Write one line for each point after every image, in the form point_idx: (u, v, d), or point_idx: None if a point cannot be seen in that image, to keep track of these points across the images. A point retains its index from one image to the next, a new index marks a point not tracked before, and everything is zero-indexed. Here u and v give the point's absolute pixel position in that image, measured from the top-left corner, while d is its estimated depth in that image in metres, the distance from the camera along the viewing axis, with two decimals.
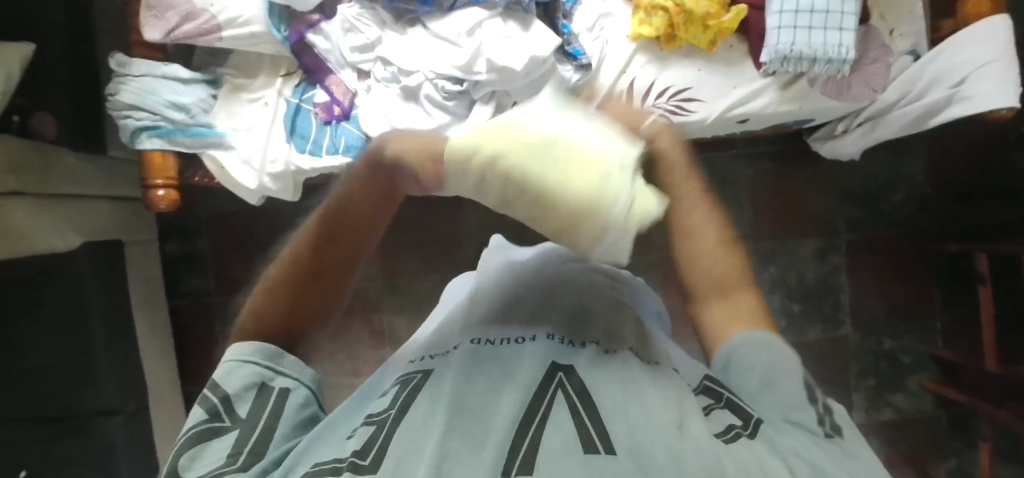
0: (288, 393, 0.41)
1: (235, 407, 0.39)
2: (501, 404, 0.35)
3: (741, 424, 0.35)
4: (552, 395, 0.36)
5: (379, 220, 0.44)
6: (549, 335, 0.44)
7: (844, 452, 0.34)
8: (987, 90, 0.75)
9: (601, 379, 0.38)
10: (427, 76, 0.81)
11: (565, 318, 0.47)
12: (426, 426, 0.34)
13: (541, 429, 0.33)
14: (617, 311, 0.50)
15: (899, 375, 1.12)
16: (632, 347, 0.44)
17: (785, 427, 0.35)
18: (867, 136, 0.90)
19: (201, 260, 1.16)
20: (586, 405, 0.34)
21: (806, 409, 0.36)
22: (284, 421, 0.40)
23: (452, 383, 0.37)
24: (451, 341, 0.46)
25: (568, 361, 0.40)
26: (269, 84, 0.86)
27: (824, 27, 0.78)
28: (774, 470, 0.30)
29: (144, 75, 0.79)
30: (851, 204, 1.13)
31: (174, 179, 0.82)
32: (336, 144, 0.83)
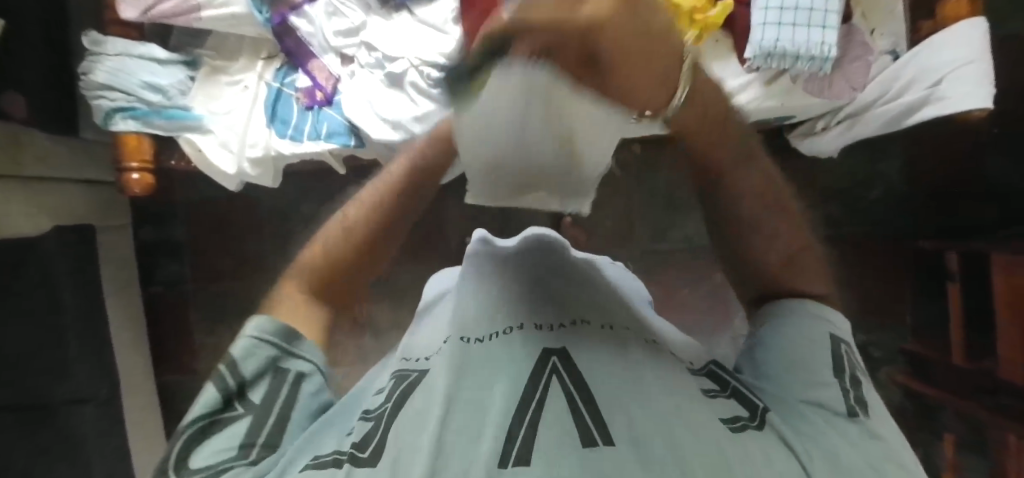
0: (302, 381, 0.41)
1: (248, 395, 0.39)
2: (495, 394, 0.36)
3: (748, 416, 0.37)
4: (546, 383, 0.36)
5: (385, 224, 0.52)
6: (537, 324, 0.44)
7: (863, 434, 0.36)
8: (964, 90, 0.77)
9: (596, 368, 0.38)
10: (412, 63, 0.79)
11: (554, 303, 0.47)
12: (423, 420, 0.35)
13: (539, 418, 0.33)
14: (607, 300, 0.50)
15: (870, 367, 1.15)
16: (624, 328, 0.45)
17: (799, 418, 0.37)
18: (844, 135, 0.92)
19: (175, 246, 1.13)
20: (581, 393, 0.35)
21: (833, 387, 0.39)
22: (297, 409, 0.40)
23: (446, 372, 0.38)
24: (441, 337, 0.47)
25: (561, 345, 0.40)
26: (249, 68, 0.84)
27: (808, 24, 0.79)
28: (780, 465, 0.32)
29: (119, 54, 0.77)
30: (828, 201, 1.16)
31: (149, 162, 0.80)
32: (318, 129, 0.82)
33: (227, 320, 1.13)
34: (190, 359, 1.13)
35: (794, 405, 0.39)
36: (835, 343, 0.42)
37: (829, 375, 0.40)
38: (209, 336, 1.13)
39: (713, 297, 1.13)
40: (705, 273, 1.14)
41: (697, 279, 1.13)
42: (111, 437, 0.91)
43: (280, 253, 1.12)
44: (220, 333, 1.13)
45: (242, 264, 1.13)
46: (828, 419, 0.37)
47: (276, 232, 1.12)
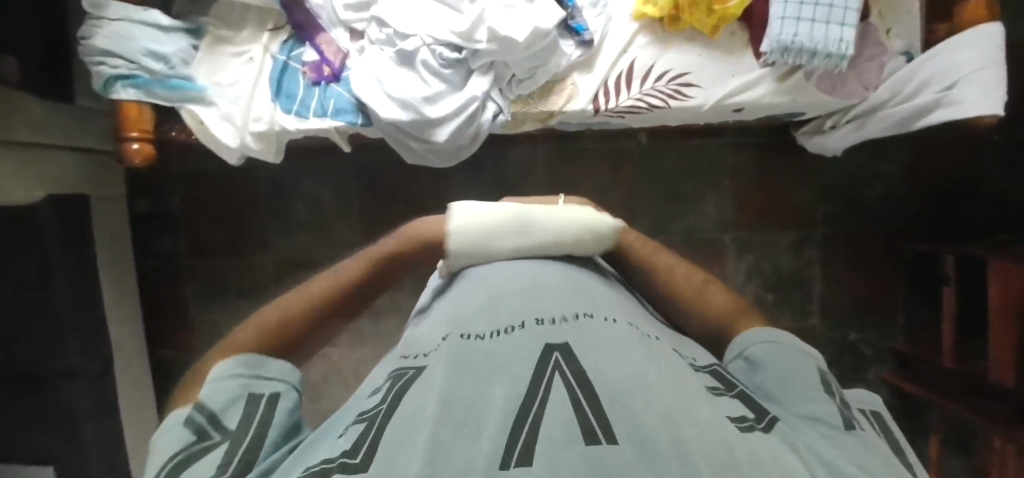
0: (275, 400, 0.41)
1: (222, 421, 0.38)
2: (495, 396, 0.35)
3: (755, 418, 0.36)
4: (549, 380, 0.35)
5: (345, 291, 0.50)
6: (539, 319, 0.43)
7: (862, 444, 0.36)
8: (975, 97, 0.76)
9: (600, 365, 0.37)
10: (424, 41, 0.77)
11: (554, 297, 0.46)
12: (418, 419, 0.33)
13: (539, 417, 0.32)
14: (605, 293, 0.49)
15: (861, 366, 1.17)
16: (626, 324, 0.44)
17: (805, 431, 0.37)
18: (852, 134, 0.94)
19: (171, 220, 1.11)
20: (585, 390, 0.34)
21: (827, 401, 0.40)
22: (273, 426, 0.39)
23: (444, 372, 0.38)
24: (441, 332, 0.46)
25: (563, 342, 0.39)
26: (255, 39, 0.82)
27: (827, 20, 0.78)
28: (786, 460, 0.31)
29: (121, 19, 0.73)
30: (830, 199, 1.16)
31: (150, 133, 0.77)
32: (324, 106, 0.81)
33: (223, 296, 1.11)
34: (183, 334, 1.11)
35: (795, 420, 0.39)
36: (822, 374, 0.44)
37: (822, 391, 0.41)
38: (204, 312, 1.11)
39: None
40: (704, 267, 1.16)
41: None
42: (104, 410, 0.91)
43: (279, 229, 1.10)
44: (214, 309, 1.11)
45: (237, 239, 1.11)
46: (825, 430, 0.38)
47: (273, 207, 1.10)
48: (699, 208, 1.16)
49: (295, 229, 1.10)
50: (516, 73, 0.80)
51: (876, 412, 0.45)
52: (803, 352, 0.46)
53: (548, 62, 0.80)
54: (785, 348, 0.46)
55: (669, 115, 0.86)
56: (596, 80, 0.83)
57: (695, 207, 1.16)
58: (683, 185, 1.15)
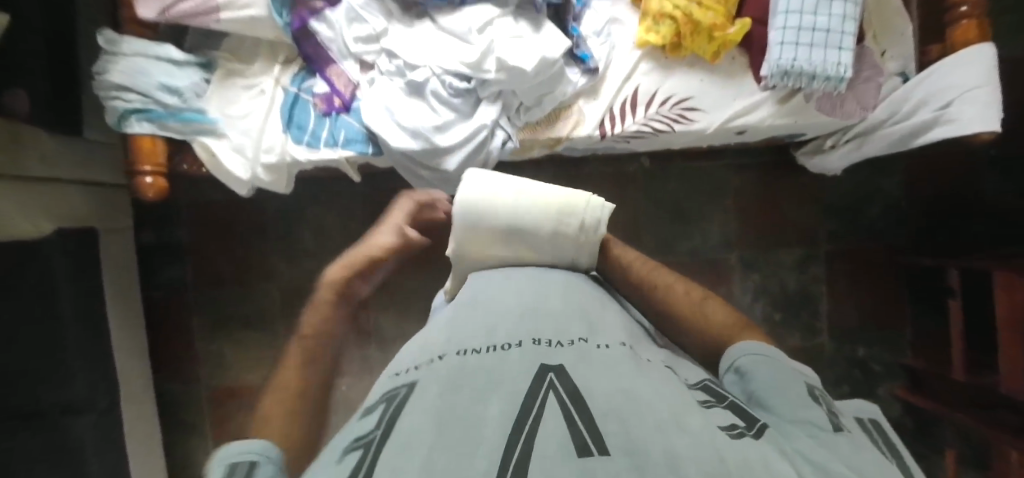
0: (257, 464, 0.40)
1: None
2: (490, 413, 0.35)
3: (745, 426, 0.37)
4: (543, 398, 0.35)
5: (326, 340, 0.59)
6: (535, 341, 0.43)
7: (852, 443, 0.37)
8: (971, 115, 0.79)
9: (593, 382, 0.37)
10: (434, 71, 0.78)
11: (550, 322, 0.46)
12: (413, 439, 0.33)
13: (533, 431, 0.32)
14: (602, 316, 0.50)
15: (870, 382, 1.18)
16: (620, 347, 0.44)
17: (794, 434, 0.37)
18: (853, 153, 0.96)
19: (177, 251, 1.10)
20: (579, 406, 0.34)
21: (817, 408, 0.40)
22: None
23: (440, 392, 0.38)
24: (436, 349, 0.46)
25: (558, 363, 0.40)
26: (266, 71, 0.83)
27: (824, 45, 0.80)
28: (778, 466, 0.31)
29: (136, 54, 0.74)
30: (831, 216, 1.18)
31: (163, 166, 0.77)
32: (335, 136, 0.82)
33: (230, 327, 1.10)
34: (189, 366, 1.10)
35: (790, 425, 0.39)
36: (812, 387, 0.44)
37: (811, 398, 0.41)
38: (211, 344, 1.10)
39: None
40: (710, 287, 1.17)
41: None
42: (109, 446, 0.89)
43: (286, 258, 1.10)
44: (220, 340, 1.10)
45: (244, 269, 1.10)
46: (816, 433, 0.37)
47: (280, 236, 1.10)
48: (703, 228, 1.17)
49: (302, 258, 1.10)
50: (524, 100, 0.82)
51: (874, 420, 0.45)
52: (796, 367, 0.47)
53: (554, 90, 0.81)
54: (771, 359, 0.47)
55: (674, 138, 0.87)
56: (602, 106, 0.85)
57: (700, 227, 1.17)
58: (687, 206, 1.17)
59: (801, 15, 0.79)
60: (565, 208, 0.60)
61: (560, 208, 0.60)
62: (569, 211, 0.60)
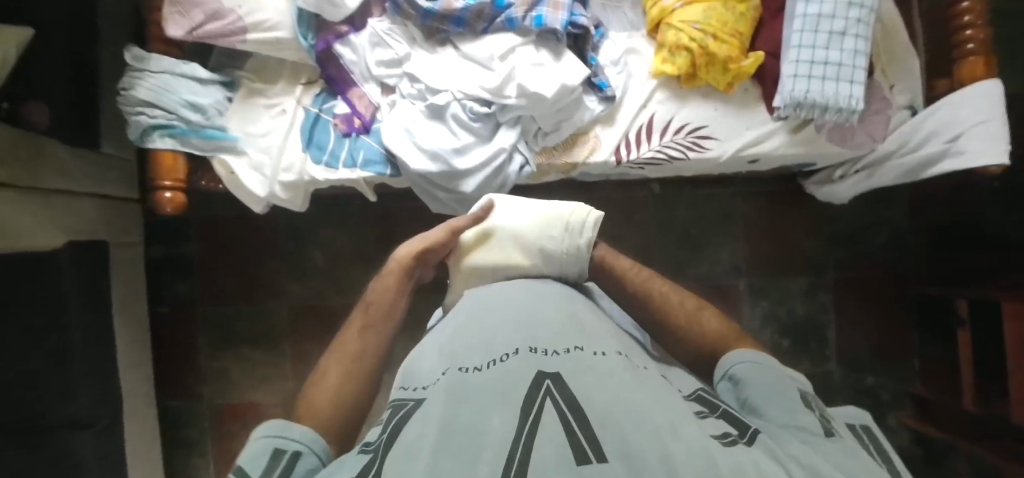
0: (299, 456, 0.42)
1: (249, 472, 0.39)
2: (492, 421, 0.35)
3: (738, 433, 0.37)
4: (541, 405, 0.36)
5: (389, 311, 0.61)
6: (532, 348, 0.43)
7: (844, 451, 0.36)
8: (979, 147, 0.81)
9: (590, 389, 0.38)
10: (455, 96, 0.80)
11: (547, 328, 0.46)
12: (417, 450, 0.34)
13: (535, 439, 0.33)
14: (600, 326, 0.50)
15: (879, 410, 1.18)
16: (617, 353, 0.44)
17: (788, 440, 0.37)
18: (861, 183, 0.97)
19: (185, 265, 1.08)
20: (575, 413, 0.35)
21: (807, 413, 0.40)
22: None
23: (443, 402, 0.38)
24: (439, 367, 0.46)
25: (555, 369, 0.40)
26: (289, 92, 0.84)
27: (837, 78, 0.81)
28: (769, 469, 0.32)
29: (162, 71, 0.75)
30: (838, 245, 1.19)
31: (182, 182, 0.77)
32: (354, 156, 0.83)
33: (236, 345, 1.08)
34: (193, 384, 1.08)
35: (778, 429, 0.39)
36: (803, 395, 0.44)
37: (802, 406, 0.41)
38: (215, 362, 1.07)
39: None
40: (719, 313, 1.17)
41: None
42: (110, 464, 0.87)
43: (295, 276, 1.09)
44: (224, 358, 1.08)
45: (252, 286, 1.09)
46: (810, 438, 0.37)
47: (291, 254, 1.09)
48: (713, 255, 1.18)
49: (313, 277, 1.10)
50: (542, 126, 0.84)
51: (866, 425, 0.44)
52: (791, 378, 0.46)
53: (573, 115, 0.83)
54: (772, 368, 0.47)
55: (688, 165, 0.88)
56: (618, 133, 0.86)
57: (710, 254, 1.18)
58: (697, 233, 1.18)
59: (814, 49, 0.81)
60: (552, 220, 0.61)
61: (547, 220, 0.61)
62: (557, 221, 0.60)
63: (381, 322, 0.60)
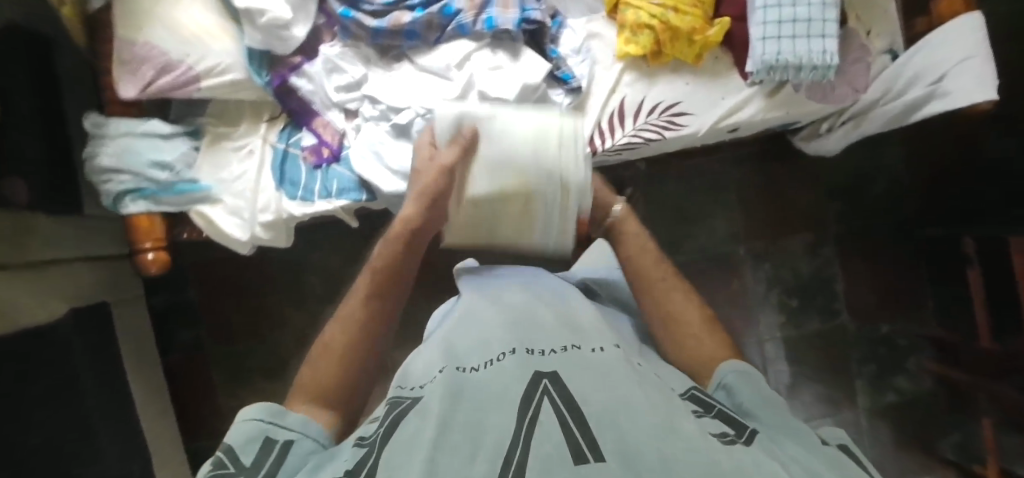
0: (294, 442, 0.44)
1: (242, 458, 0.42)
2: (491, 422, 0.37)
3: (736, 434, 0.38)
4: (539, 403, 0.38)
5: (396, 279, 0.59)
6: (530, 351, 0.46)
7: (836, 458, 0.38)
8: (964, 87, 0.78)
9: (587, 390, 0.39)
10: (417, 112, 0.78)
11: (545, 337, 0.50)
12: (416, 445, 0.36)
13: (533, 435, 0.35)
14: (597, 325, 0.54)
15: (897, 357, 1.17)
16: (613, 352, 0.47)
17: (785, 442, 0.39)
18: (850, 135, 0.93)
19: (189, 312, 1.09)
20: (573, 411, 0.37)
21: (801, 425, 0.42)
22: (288, 461, 0.43)
23: (442, 400, 0.40)
24: (436, 367, 0.49)
25: (552, 371, 0.43)
26: (253, 131, 0.83)
27: (808, 34, 0.78)
28: (769, 466, 0.33)
29: (122, 134, 0.73)
30: (836, 197, 1.16)
31: (163, 240, 0.77)
32: (328, 187, 0.82)
33: (252, 382, 1.10)
34: (214, 425, 1.09)
35: (776, 433, 0.41)
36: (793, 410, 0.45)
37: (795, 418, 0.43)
38: (233, 400, 1.09)
39: (733, 305, 1.16)
40: (723, 281, 1.16)
41: (716, 289, 1.15)
42: None
43: (298, 306, 1.11)
44: (242, 395, 1.09)
45: (258, 322, 1.10)
46: (808, 444, 0.39)
47: (290, 285, 1.11)
48: (709, 225, 1.16)
49: (315, 305, 1.11)
50: None
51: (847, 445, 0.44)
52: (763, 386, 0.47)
53: None
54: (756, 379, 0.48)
55: (666, 145, 0.86)
56: (589, 123, 0.84)
57: (705, 224, 1.16)
58: (690, 205, 1.16)
59: (780, 8, 0.77)
60: (546, 140, 0.68)
61: (541, 140, 0.68)
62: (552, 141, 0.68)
63: (388, 291, 0.58)
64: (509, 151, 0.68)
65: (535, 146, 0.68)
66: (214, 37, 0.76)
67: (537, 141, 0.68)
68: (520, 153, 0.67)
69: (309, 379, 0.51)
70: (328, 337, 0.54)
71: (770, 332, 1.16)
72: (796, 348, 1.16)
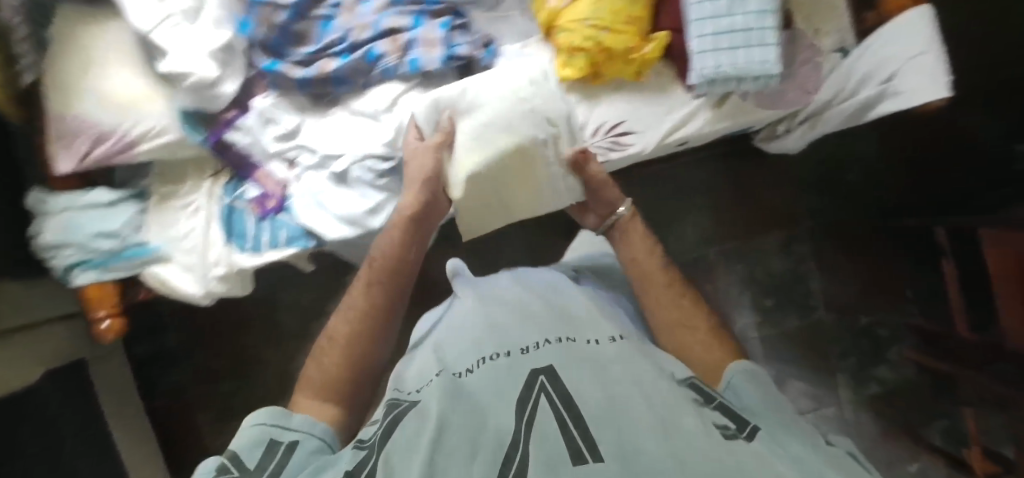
0: (297, 442, 0.47)
1: (244, 460, 0.45)
2: (494, 425, 0.41)
3: (737, 428, 0.41)
4: (535, 402, 0.41)
5: (403, 274, 0.65)
6: (523, 349, 0.49)
7: (844, 458, 0.40)
8: (914, 86, 0.74)
9: (583, 385, 0.43)
10: (354, 158, 0.77)
11: (539, 327, 0.53)
12: (414, 445, 0.40)
13: (531, 436, 0.38)
14: (595, 313, 0.57)
15: (878, 349, 1.15)
16: (609, 342, 0.50)
17: (786, 440, 0.40)
18: (808, 134, 0.91)
19: (169, 357, 1.09)
20: (569, 410, 0.40)
21: (815, 429, 0.44)
22: (292, 459, 0.46)
23: (440, 400, 0.44)
24: (435, 367, 0.53)
25: (548, 365, 0.46)
26: (198, 187, 0.84)
27: (746, 44, 0.75)
28: (770, 464, 0.36)
29: (64, 209, 0.74)
30: (810, 190, 1.13)
31: (118, 306, 0.77)
32: (276, 237, 0.83)
33: (237, 421, 1.10)
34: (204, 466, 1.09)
35: (773, 425, 0.43)
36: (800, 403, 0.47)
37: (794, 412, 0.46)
38: (221, 439, 1.09)
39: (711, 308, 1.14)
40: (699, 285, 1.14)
41: None
42: None
43: (273, 343, 1.12)
44: (227, 434, 1.10)
45: (237, 360, 1.11)
46: (819, 445, 0.41)
47: (262, 324, 1.11)
48: (678, 229, 1.14)
49: (290, 340, 1.12)
50: None
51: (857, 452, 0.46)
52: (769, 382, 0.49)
53: None
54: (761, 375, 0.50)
55: (614, 165, 0.84)
56: None
57: (675, 228, 1.14)
58: (658, 211, 1.14)
59: (716, 19, 0.74)
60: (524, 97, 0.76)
61: (520, 97, 0.76)
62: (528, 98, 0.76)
63: (387, 279, 0.64)
64: (492, 113, 0.75)
65: (514, 103, 0.76)
66: (145, 101, 0.75)
67: (516, 99, 0.76)
68: (501, 115, 0.75)
69: (313, 364, 0.59)
70: (332, 327, 0.62)
71: (748, 332, 1.15)
72: (775, 346, 1.16)
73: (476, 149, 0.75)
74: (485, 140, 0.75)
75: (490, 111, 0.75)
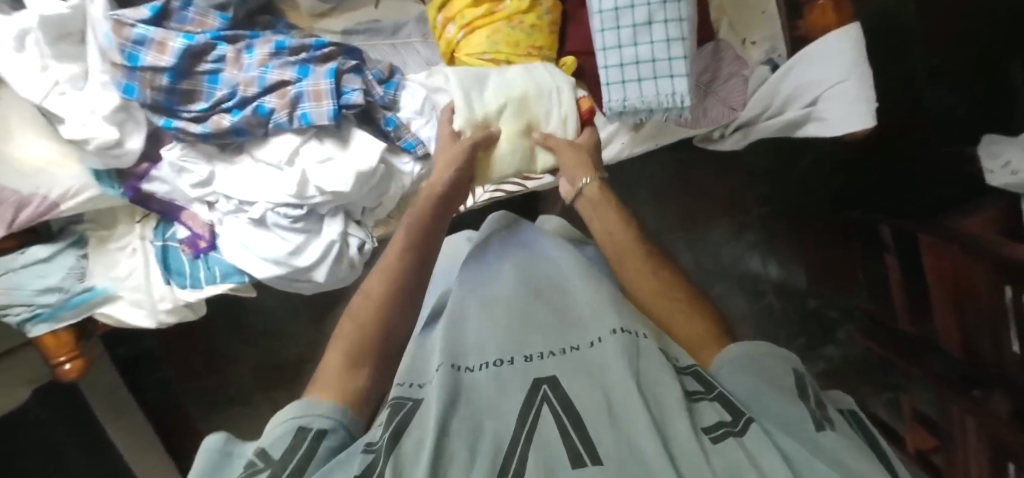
0: (324, 433, 0.37)
1: (268, 456, 0.34)
2: (500, 430, 0.35)
3: (731, 420, 0.35)
4: (538, 411, 0.35)
5: (429, 231, 0.59)
6: (526, 356, 0.42)
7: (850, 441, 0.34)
8: (836, 116, 0.69)
9: (585, 388, 0.37)
10: (268, 206, 0.79)
11: (543, 332, 0.45)
12: (416, 453, 0.32)
13: (530, 443, 0.32)
14: (597, 304, 0.48)
15: (827, 329, 1.11)
16: (636, 337, 0.43)
17: (778, 434, 0.34)
18: (741, 142, 0.86)
19: (152, 360, 1.20)
20: (568, 414, 0.34)
21: (799, 407, 0.37)
22: (317, 458, 0.35)
23: (437, 404, 0.36)
24: (434, 362, 0.45)
25: (550, 373, 0.39)
26: (130, 230, 0.88)
27: (654, 76, 0.69)
28: (765, 464, 0.30)
29: (4, 271, 0.77)
30: (759, 179, 1.12)
31: (75, 350, 0.85)
32: (212, 273, 0.87)
33: (224, 411, 1.22)
34: None
35: (767, 424, 0.36)
36: (797, 376, 0.42)
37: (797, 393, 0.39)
38: (211, 427, 1.22)
39: None
40: None
41: None
42: None
43: (246, 342, 1.22)
44: (215, 421, 1.23)
45: (215, 358, 1.22)
46: (801, 433, 0.34)
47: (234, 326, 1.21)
48: None
49: (262, 338, 1.22)
50: (365, 204, 0.84)
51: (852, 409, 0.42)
52: (778, 356, 0.44)
53: (390, 187, 0.81)
54: (763, 352, 0.43)
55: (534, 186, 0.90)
56: None
57: None
58: None
59: (620, 50, 0.69)
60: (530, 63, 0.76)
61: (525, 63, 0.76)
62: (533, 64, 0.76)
63: (421, 246, 0.57)
64: (499, 78, 0.75)
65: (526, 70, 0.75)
66: (56, 166, 0.75)
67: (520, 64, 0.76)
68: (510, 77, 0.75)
69: (343, 327, 0.49)
70: (361, 289, 0.53)
71: None
72: None
73: (488, 109, 0.74)
74: (495, 99, 0.74)
75: (498, 78, 0.75)
